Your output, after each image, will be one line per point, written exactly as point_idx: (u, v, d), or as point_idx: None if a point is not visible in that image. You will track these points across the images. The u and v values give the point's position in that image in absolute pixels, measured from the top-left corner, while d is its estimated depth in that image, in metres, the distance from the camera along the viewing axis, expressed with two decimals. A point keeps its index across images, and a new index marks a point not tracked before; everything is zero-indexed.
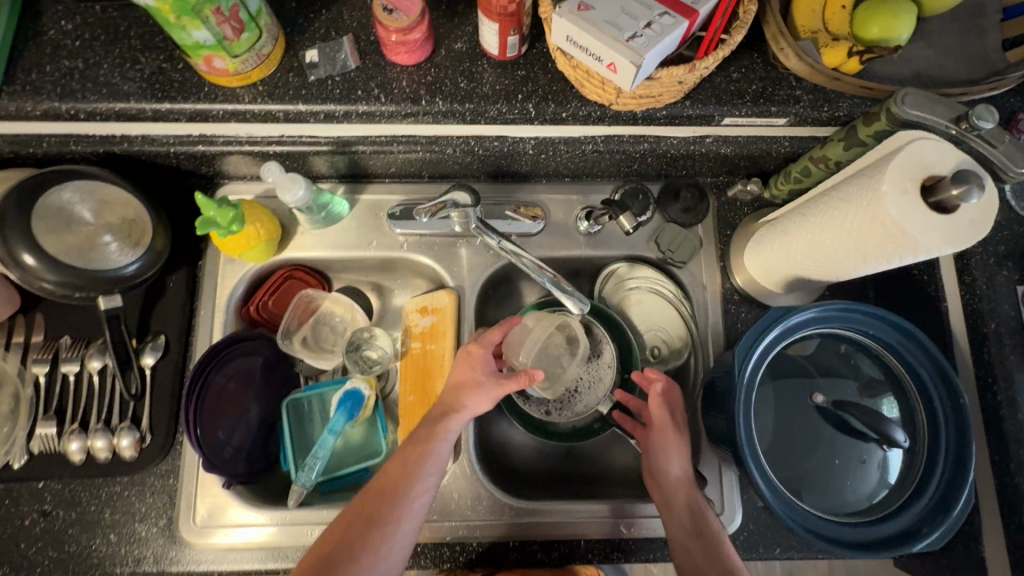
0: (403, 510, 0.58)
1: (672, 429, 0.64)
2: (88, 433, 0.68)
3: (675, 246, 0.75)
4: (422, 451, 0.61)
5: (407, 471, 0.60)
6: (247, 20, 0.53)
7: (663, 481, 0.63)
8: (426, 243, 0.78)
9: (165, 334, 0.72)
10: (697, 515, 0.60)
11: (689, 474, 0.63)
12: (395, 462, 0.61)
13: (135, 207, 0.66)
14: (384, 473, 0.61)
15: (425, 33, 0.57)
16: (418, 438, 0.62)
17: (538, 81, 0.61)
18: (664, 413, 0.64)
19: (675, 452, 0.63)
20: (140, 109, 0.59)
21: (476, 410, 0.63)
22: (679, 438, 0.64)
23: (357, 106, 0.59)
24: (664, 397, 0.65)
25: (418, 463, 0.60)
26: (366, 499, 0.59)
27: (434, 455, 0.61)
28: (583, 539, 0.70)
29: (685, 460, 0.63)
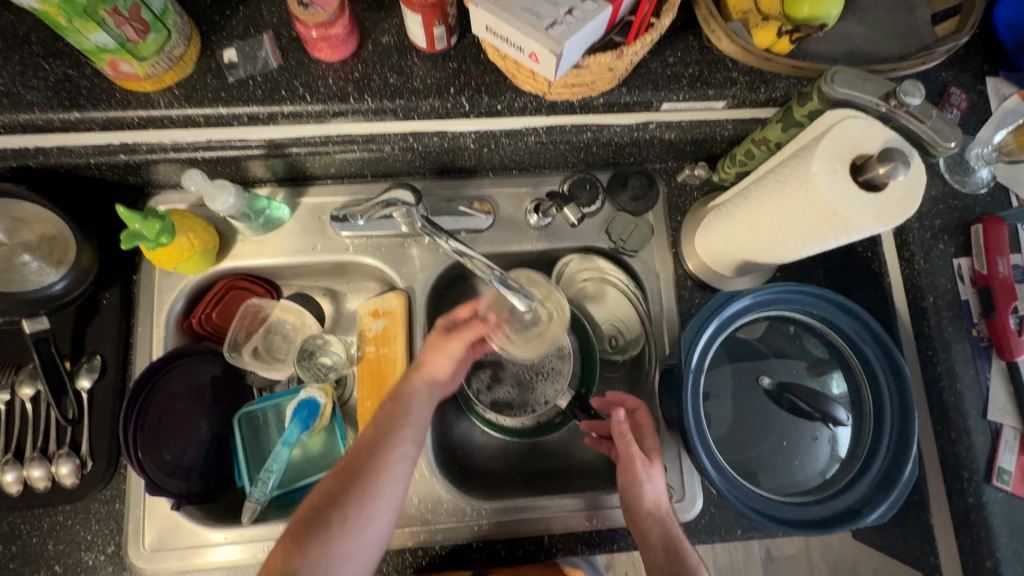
0: (382, 468, 0.56)
1: (640, 462, 0.60)
2: (23, 462, 0.65)
3: (627, 235, 0.74)
4: (393, 414, 0.60)
5: (380, 433, 0.58)
6: (152, 21, 0.50)
7: (637, 515, 0.60)
8: (373, 244, 0.76)
9: (101, 354, 0.69)
10: (672, 556, 0.57)
11: (662, 505, 0.60)
12: (367, 429, 0.60)
13: (56, 223, 0.63)
14: (360, 438, 0.59)
15: (347, 27, 0.54)
16: (389, 405, 0.61)
17: (470, 73, 0.59)
18: (631, 446, 0.60)
19: (643, 487, 0.60)
20: (47, 120, 0.56)
21: (434, 369, 0.64)
22: (649, 470, 0.60)
23: (281, 107, 0.57)
24: (628, 429, 0.61)
25: (392, 426, 0.59)
26: (343, 465, 0.57)
27: (404, 432, 0.59)
28: (567, 533, 0.70)
29: (656, 492, 0.60)
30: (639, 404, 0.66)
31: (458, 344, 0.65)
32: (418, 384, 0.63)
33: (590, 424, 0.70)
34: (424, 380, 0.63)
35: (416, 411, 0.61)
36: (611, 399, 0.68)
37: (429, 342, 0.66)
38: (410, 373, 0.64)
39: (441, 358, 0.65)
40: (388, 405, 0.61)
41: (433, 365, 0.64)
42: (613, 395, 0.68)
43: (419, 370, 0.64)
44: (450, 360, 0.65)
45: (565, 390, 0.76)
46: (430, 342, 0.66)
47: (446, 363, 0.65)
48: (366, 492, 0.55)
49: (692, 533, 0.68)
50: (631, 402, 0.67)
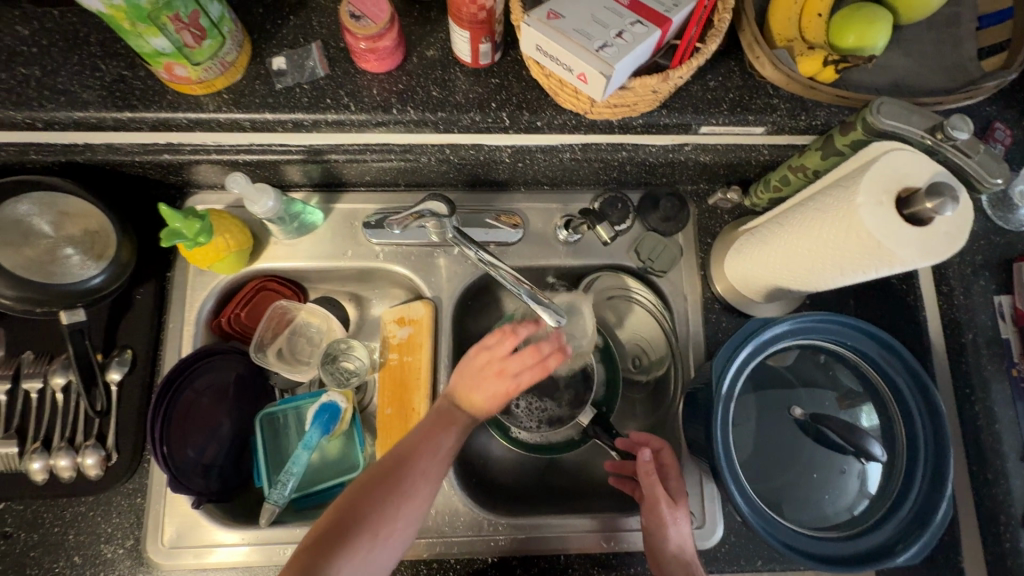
0: (420, 485, 0.58)
1: (665, 505, 0.59)
2: (51, 452, 0.66)
3: (655, 255, 0.75)
4: (436, 436, 0.60)
5: (418, 455, 0.59)
6: (209, 28, 0.51)
7: (661, 558, 0.59)
8: (403, 253, 0.76)
9: (133, 348, 0.70)
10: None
11: (686, 549, 0.59)
12: (410, 440, 0.60)
13: (98, 218, 0.64)
14: (400, 446, 0.60)
15: (395, 40, 0.55)
16: (432, 420, 0.62)
17: (512, 89, 0.59)
18: (658, 490, 0.59)
19: (666, 527, 0.59)
20: (100, 118, 0.57)
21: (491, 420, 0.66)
22: (674, 512, 0.59)
23: (326, 115, 0.58)
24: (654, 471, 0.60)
25: (434, 448, 0.60)
26: (375, 479, 0.57)
27: (445, 451, 0.60)
28: (582, 554, 0.69)
29: (679, 532, 0.59)
30: (663, 444, 0.65)
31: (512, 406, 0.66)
32: (460, 413, 0.63)
33: (614, 464, 0.69)
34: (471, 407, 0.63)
35: (457, 435, 0.62)
36: (635, 438, 0.66)
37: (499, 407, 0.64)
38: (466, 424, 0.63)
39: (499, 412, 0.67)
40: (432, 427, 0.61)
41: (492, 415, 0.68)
42: (637, 435, 0.67)
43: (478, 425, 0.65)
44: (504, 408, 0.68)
45: (587, 408, 0.75)
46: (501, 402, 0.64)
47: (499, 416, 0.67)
48: (403, 505, 0.56)
49: (712, 562, 0.67)
50: (656, 441, 0.65)
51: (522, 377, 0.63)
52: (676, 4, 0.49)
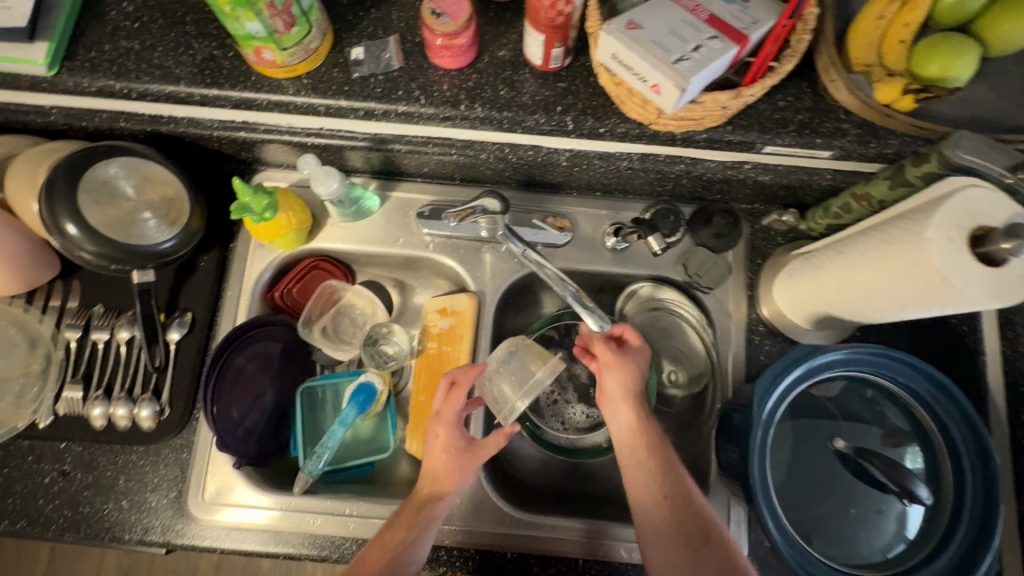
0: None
1: (620, 395, 0.64)
2: (110, 400, 0.71)
3: (703, 270, 0.74)
4: (398, 548, 0.60)
5: (385, 574, 0.58)
6: (299, 15, 0.54)
7: (621, 444, 0.64)
8: (451, 245, 0.78)
9: (193, 311, 0.74)
10: (663, 480, 0.60)
11: (636, 427, 0.63)
12: (385, 533, 0.61)
13: (176, 186, 0.68)
14: (376, 543, 0.61)
15: (471, 39, 0.57)
16: (405, 513, 0.62)
17: (579, 94, 0.60)
18: (611, 376, 0.65)
19: (630, 418, 0.63)
20: (189, 93, 0.61)
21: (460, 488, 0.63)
22: (636, 404, 0.64)
23: (396, 106, 0.60)
24: (615, 361, 0.65)
25: (398, 567, 0.59)
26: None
27: (417, 542, 0.60)
28: (596, 561, 0.71)
29: (645, 420, 0.63)
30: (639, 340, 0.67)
31: (478, 460, 0.63)
32: (431, 495, 0.63)
33: None
34: (431, 499, 0.62)
35: (423, 538, 0.61)
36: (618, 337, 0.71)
37: (448, 462, 0.63)
38: (433, 496, 0.62)
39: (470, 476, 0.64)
40: (405, 517, 0.62)
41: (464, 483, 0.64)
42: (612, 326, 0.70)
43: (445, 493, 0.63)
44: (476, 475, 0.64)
45: None
46: (448, 459, 0.63)
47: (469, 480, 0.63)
48: None
49: None
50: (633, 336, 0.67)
51: (444, 403, 0.65)
52: (754, 22, 0.50)
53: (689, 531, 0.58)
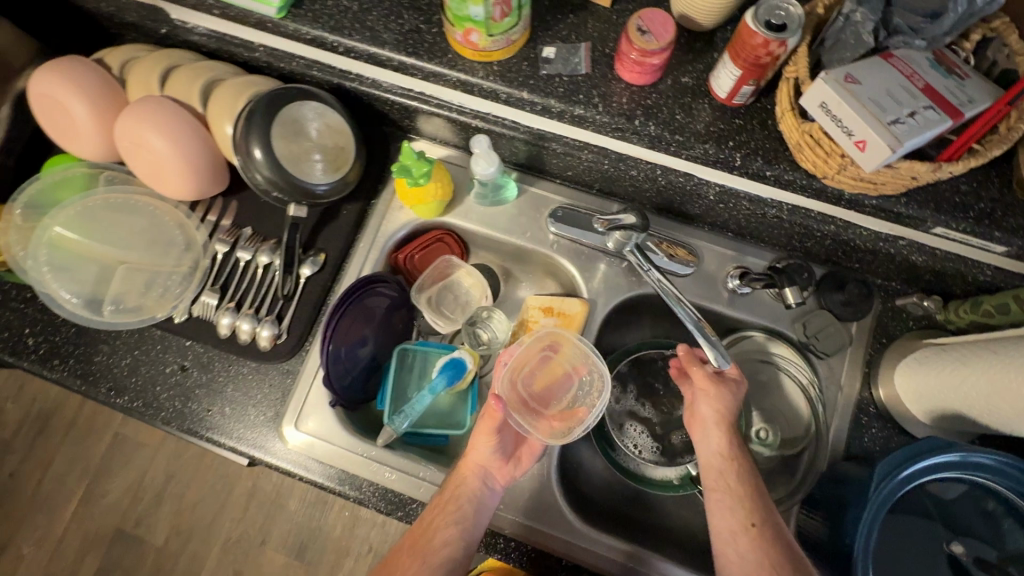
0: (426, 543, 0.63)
1: (714, 421, 0.65)
2: (238, 313, 0.77)
3: (822, 334, 0.73)
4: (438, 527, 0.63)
5: (421, 537, 0.63)
6: (515, 7, 0.57)
7: (710, 471, 0.62)
8: (573, 250, 0.80)
9: (326, 252, 0.79)
10: (753, 508, 0.58)
11: (724, 454, 0.63)
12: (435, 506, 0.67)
13: (348, 137, 0.74)
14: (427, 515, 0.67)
15: (663, 61, 0.59)
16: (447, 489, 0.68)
17: (753, 134, 0.61)
18: (705, 400, 0.66)
19: (722, 443, 0.63)
20: (389, 57, 0.66)
21: (471, 458, 0.67)
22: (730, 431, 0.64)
23: (573, 109, 0.63)
24: (712, 389, 0.66)
25: (430, 543, 0.63)
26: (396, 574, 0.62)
27: (446, 512, 0.64)
28: None
29: (735, 448, 0.63)
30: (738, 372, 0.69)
31: (475, 430, 0.68)
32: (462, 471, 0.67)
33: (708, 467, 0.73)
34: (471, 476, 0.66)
35: (465, 518, 0.64)
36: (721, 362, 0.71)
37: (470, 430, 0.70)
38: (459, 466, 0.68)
39: (475, 446, 0.67)
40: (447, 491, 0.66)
41: (475, 453, 0.67)
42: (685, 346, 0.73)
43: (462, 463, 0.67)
44: (478, 446, 0.67)
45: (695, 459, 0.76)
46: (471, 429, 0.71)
47: (476, 448, 0.67)
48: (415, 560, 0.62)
49: None
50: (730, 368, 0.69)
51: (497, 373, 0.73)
52: (969, 100, 0.49)
53: (781, 565, 0.54)
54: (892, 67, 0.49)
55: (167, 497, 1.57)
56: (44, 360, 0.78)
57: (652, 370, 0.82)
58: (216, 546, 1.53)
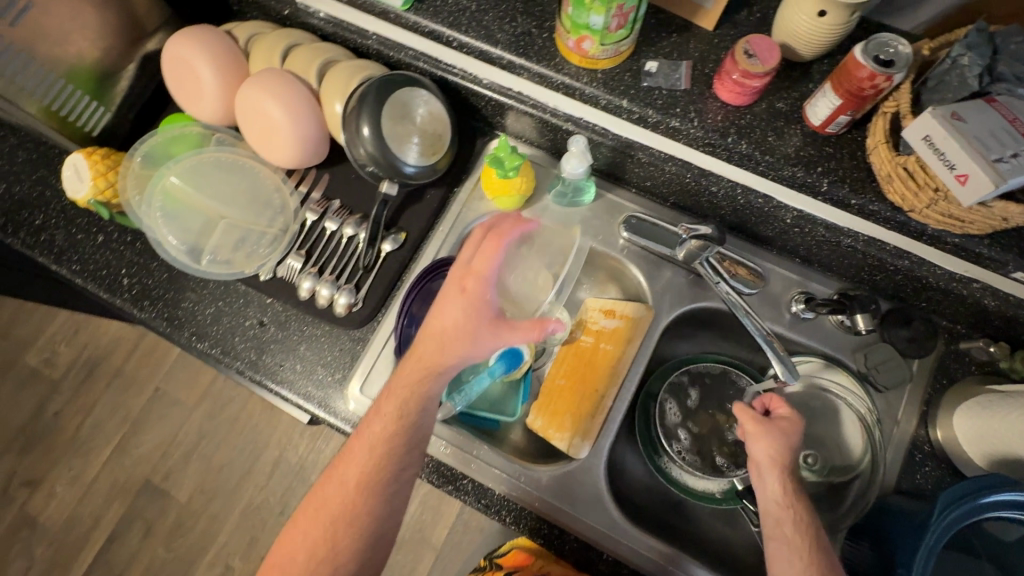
0: (404, 444, 0.63)
1: (769, 467, 0.64)
2: (320, 279, 0.81)
3: (882, 367, 0.74)
4: (398, 423, 0.62)
5: (400, 435, 0.62)
6: (629, 22, 0.61)
7: (767, 518, 0.63)
8: (643, 256, 0.83)
9: (407, 231, 0.83)
10: (814, 560, 0.58)
11: (780, 499, 0.62)
12: (397, 392, 0.62)
13: (446, 125, 0.78)
14: (389, 405, 0.62)
15: (763, 85, 0.62)
16: (412, 372, 0.63)
17: (842, 163, 0.63)
18: (762, 442, 0.65)
19: (778, 491, 0.63)
20: (500, 55, 0.71)
21: (468, 355, 0.62)
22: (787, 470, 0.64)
23: (669, 120, 0.66)
24: (768, 436, 0.65)
25: (408, 437, 0.63)
26: (359, 466, 0.63)
27: (425, 411, 0.63)
28: None
29: (792, 494, 0.63)
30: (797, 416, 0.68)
31: (491, 335, 0.61)
32: (437, 356, 0.62)
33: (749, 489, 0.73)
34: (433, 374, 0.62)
35: (423, 413, 0.63)
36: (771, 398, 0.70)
37: (461, 321, 0.61)
38: (444, 354, 0.61)
39: (477, 345, 0.61)
40: (415, 377, 0.63)
41: (473, 351, 0.62)
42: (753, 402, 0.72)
43: (455, 358, 0.62)
44: (485, 348, 0.62)
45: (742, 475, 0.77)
46: (467, 318, 0.60)
47: (481, 348, 0.62)
48: (390, 464, 0.62)
49: None
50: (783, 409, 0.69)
51: (479, 258, 0.62)
52: None
53: None
54: (996, 111, 0.51)
55: (195, 455, 1.62)
56: (135, 299, 0.83)
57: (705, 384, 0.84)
58: (237, 509, 1.57)
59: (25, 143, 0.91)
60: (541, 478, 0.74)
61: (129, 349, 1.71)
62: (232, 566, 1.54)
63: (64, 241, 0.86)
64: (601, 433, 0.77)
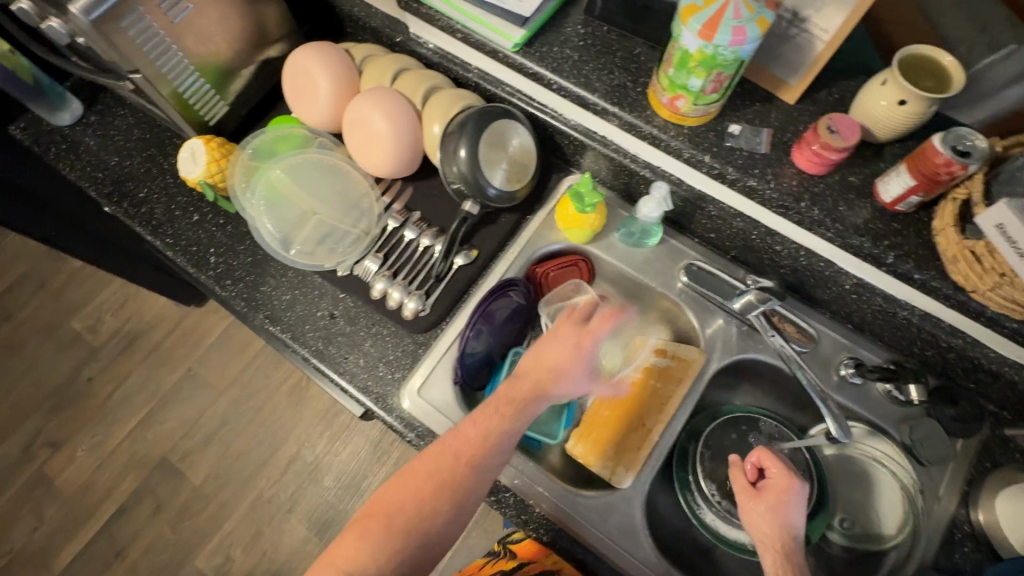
0: (478, 468, 0.66)
1: (766, 544, 0.68)
2: (392, 282, 0.86)
3: (927, 442, 0.75)
4: (490, 436, 0.67)
5: (483, 452, 0.66)
6: (724, 88, 0.68)
7: None
8: (699, 302, 0.86)
9: (479, 249, 0.88)
10: None
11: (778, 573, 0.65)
12: (476, 424, 0.67)
13: (530, 156, 0.85)
14: (463, 437, 0.67)
15: (839, 159, 0.67)
16: (507, 408, 0.68)
17: (909, 239, 0.67)
18: (753, 514, 0.71)
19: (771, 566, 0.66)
20: (596, 102, 0.77)
21: (569, 382, 0.71)
22: (779, 543, 0.68)
23: (748, 179, 0.72)
24: (756, 503, 0.71)
25: (491, 451, 0.66)
26: (445, 465, 0.65)
27: (501, 432, 0.67)
28: None
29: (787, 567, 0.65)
30: (788, 477, 0.72)
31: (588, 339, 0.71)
32: (535, 381, 0.70)
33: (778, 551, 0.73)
34: (538, 394, 0.70)
35: (513, 431, 0.68)
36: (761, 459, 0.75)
37: (561, 332, 0.72)
38: (550, 389, 0.70)
39: (569, 350, 0.71)
40: (512, 399, 0.69)
41: (563, 359, 0.71)
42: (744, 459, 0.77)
43: (557, 388, 0.70)
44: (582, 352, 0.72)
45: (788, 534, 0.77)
46: (566, 332, 0.72)
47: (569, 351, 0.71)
48: (462, 486, 0.65)
49: None
50: (774, 468, 0.73)
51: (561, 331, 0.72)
52: None
53: None
54: None
55: (216, 439, 1.64)
56: (218, 277, 0.89)
57: (746, 436, 0.84)
58: (246, 500, 1.58)
59: (141, 123, 1.00)
60: (583, 506, 0.76)
61: (170, 326, 1.76)
62: (233, 558, 1.54)
63: (162, 215, 0.93)
64: (643, 466, 0.79)
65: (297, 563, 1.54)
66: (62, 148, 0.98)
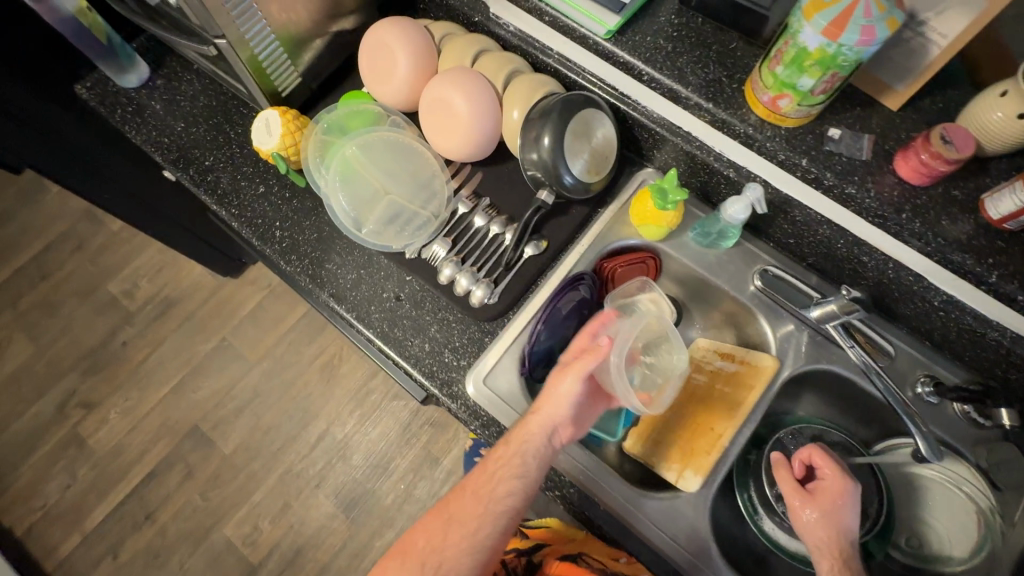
0: (482, 512, 0.67)
1: (821, 546, 0.68)
2: (460, 268, 0.84)
3: (1005, 466, 0.73)
4: (495, 483, 0.67)
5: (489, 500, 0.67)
6: (833, 89, 0.65)
7: None
8: (771, 308, 0.84)
9: (549, 240, 0.86)
10: None
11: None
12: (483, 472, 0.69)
13: (610, 148, 0.83)
14: (468, 484, 0.69)
15: (946, 172, 0.65)
16: (508, 448, 0.68)
17: (1012, 257, 0.66)
18: (804, 517, 0.71)
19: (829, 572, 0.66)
20: (688, 96, 0.75)
21: (552, 414, 0.69)
22: (837, 550, 0.68)
23: (846, 187, 0.70)
24: (813, 504, 0.71)
25: (496, 498, 0.67)
26: (454, 514, 0.67)
27: (501, 477, 0.67)
28: None
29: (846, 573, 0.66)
30: (842, 478, 0.72)
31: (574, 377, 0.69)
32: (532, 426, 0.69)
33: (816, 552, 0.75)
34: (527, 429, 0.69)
35: (523, 472, 0.67)
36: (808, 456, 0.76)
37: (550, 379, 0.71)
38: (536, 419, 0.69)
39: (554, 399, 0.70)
40: (507, 449, 0.68)
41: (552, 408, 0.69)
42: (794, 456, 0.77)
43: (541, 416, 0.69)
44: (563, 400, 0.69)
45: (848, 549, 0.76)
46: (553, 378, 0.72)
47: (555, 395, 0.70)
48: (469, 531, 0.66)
49: None
50: (826, 468, 0.74)
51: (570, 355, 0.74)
52: None
53: None
54: None
55: (247, 411, 1.65)
56: (284, 251, 0.88)
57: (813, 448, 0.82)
58: (275, 472, 1.60)
59: (208, 90, 0.98)
60: (649, 507, 0.75)
61: (206, 296, 1.77)
62: (260, 528, 1.56)
63: (228, 185, 0.92)
64: (712, 469, 0.78)
65: (323, 538, 1.55)
66: (129, 110, 0.97)
